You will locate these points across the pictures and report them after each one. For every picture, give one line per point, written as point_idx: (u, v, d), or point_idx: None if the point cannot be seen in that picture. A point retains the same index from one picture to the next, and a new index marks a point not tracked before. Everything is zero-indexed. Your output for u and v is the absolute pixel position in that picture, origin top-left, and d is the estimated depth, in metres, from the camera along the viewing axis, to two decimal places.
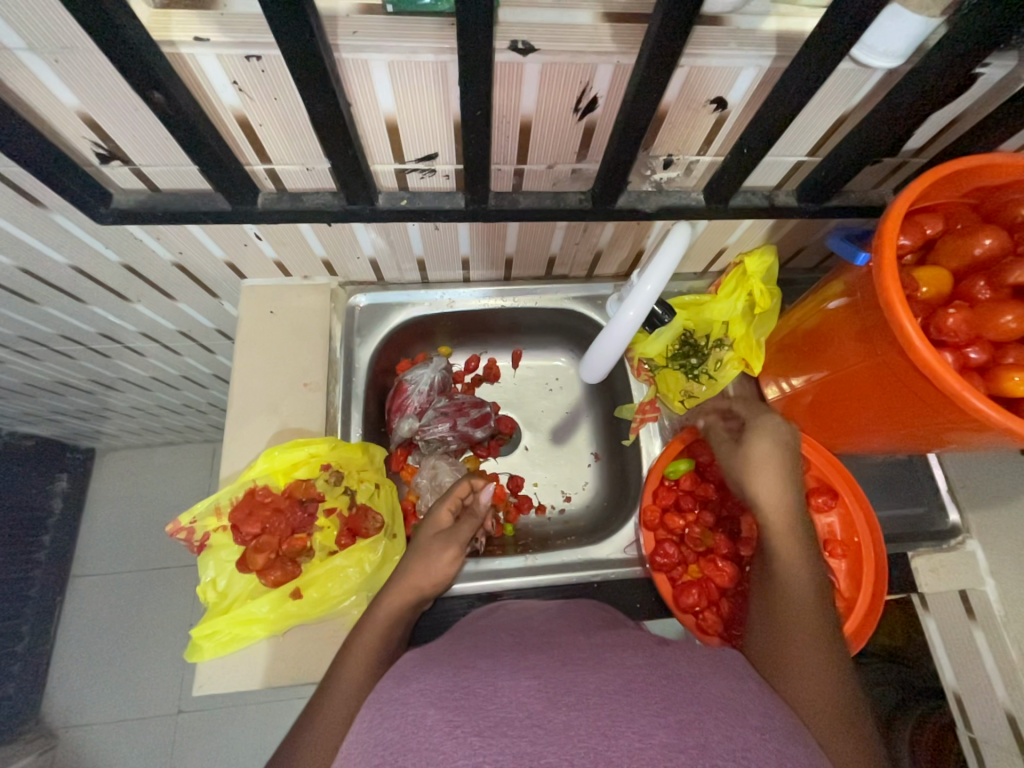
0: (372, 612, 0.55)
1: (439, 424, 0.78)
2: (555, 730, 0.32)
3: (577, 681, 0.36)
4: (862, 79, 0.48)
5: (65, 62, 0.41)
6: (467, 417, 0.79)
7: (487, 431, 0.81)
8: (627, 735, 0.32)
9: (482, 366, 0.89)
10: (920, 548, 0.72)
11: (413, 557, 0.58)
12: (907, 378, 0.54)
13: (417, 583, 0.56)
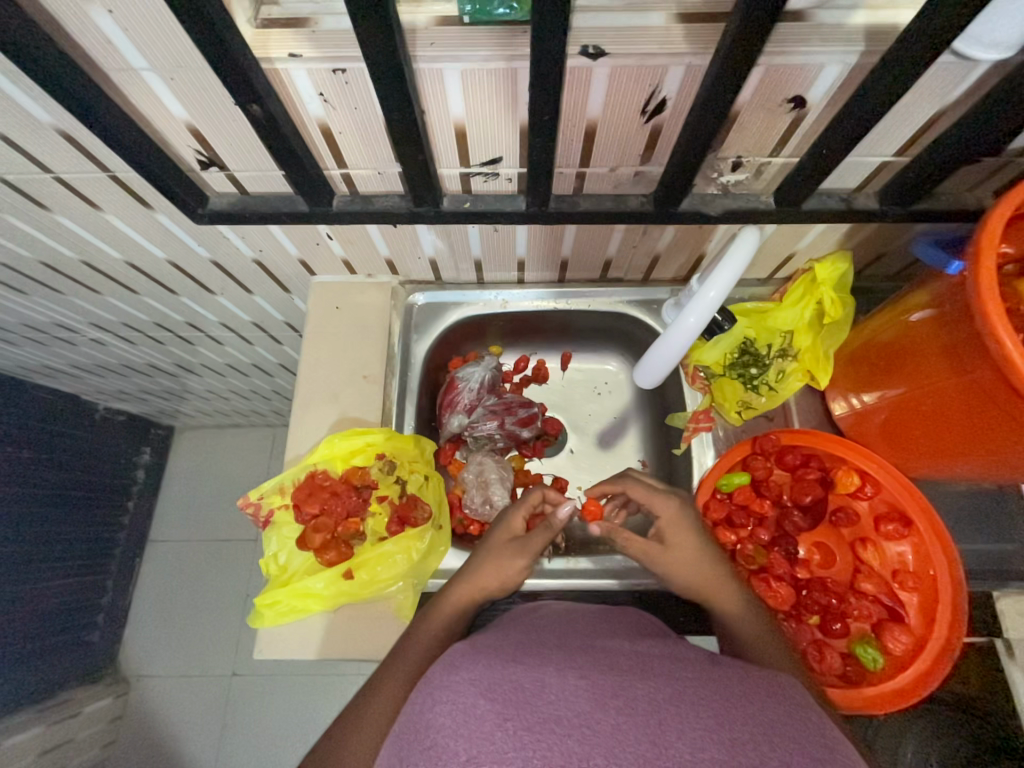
0: (439, 605, 0.57)
1: (487, 421, 0.80)
2: (604, 732, 0.33)
3: (625, 687, 0.36)
4: (963, 73, 0.45)
5: (179, 79, 0.46)
6: (515, 417, 0.80)
7: (534, 431, 0.82)
8: (679, 747, 0.32)
9: (531, 367, 0.90)
10: (1008, 589, 0.66)
11: (485, 562, 0.58)
12: (1003, 400, 0.49)
13: (487, 585, 0.57)
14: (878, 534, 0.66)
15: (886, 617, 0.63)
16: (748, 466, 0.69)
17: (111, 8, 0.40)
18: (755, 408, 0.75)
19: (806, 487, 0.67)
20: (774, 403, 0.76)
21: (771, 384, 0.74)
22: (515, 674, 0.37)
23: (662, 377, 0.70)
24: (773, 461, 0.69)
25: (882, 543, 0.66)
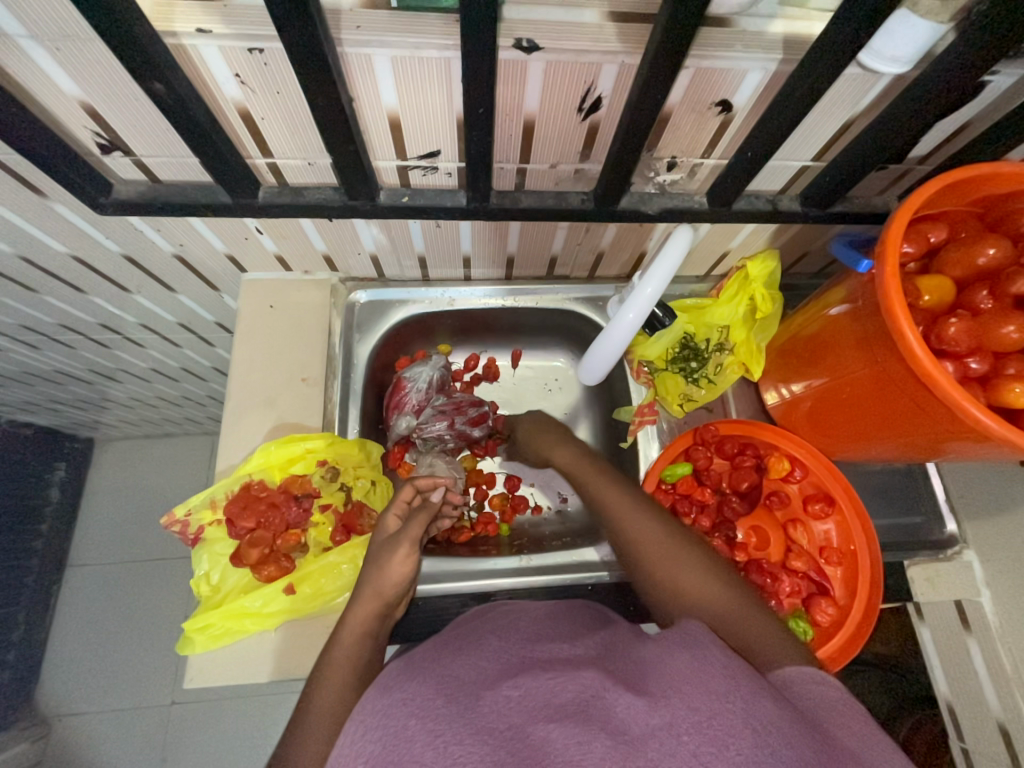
0: (342, 625, 0.54)
1: (436, 422, 0.78)
2: (533, 744, 0.32)
3: (560, 685, 0.36)
4: (869, 84, 0.48)
5: (66, 51, 0.41)
6: (465, 416, 0.79)
7: (485, 429, 0.81)
8: (601, 735, 0.32)
9: (481, 365, 0.89)
10: (917, 557, 0.72)
11: (368, 568, 0.57)
12: (906, 386, 0.54)
13: (380, 589, 0.55)
14: (806, 514, 0.71)
15: (815, 591, 0.68)
16: (690, 456, 0.72)
17: None
18: (696, 400, 0.78)
19: (743, 474, 0.71)
20: (713, 395, 0.79)
21: (710, 377, 0.78)
22: (456, 690, 0.37)
23: (605, 372, 0.72)
24: (713, 451, 0.73)
25: (809, 523, 0.71)
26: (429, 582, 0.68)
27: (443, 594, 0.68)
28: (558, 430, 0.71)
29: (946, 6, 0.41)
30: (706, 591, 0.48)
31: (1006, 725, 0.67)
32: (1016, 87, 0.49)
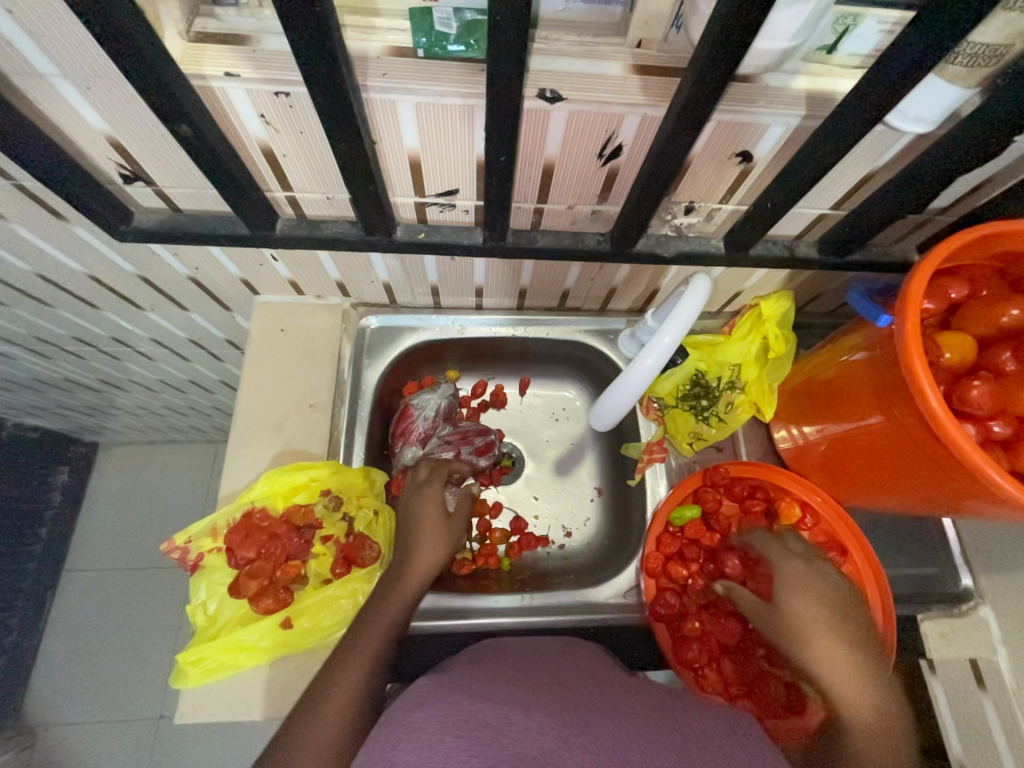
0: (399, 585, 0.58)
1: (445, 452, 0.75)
2: None
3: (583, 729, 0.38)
4: (892, 141, 0.48)
5: (95, 90, 0.41)
6: (471, 446, 0.78)
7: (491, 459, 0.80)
8: None
9: (489, 392, 0.88)
10: (930, 611, 0.71)
11: (423, 538, 0.63)
12: (926, 442, 0.53)
13: (431, 562, 0.62)
14: None
15: None
16: (699, 499, 0.72)
17: (9, 8, 0.35)
18: (705, 439, 0.77)
19: (753, 519, 0.70)
20: (724, 433, 0.78)
21: (722, 415, 0.76)
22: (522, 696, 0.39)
23: (618, 419, 0.70)
24: (721, 493, 0.72)
25: None
26: (429, 619, 0.67)
27: (444, 632, 0.67)
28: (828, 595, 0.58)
29: (973, 73, 0.41)
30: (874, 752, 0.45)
31: None
32: None
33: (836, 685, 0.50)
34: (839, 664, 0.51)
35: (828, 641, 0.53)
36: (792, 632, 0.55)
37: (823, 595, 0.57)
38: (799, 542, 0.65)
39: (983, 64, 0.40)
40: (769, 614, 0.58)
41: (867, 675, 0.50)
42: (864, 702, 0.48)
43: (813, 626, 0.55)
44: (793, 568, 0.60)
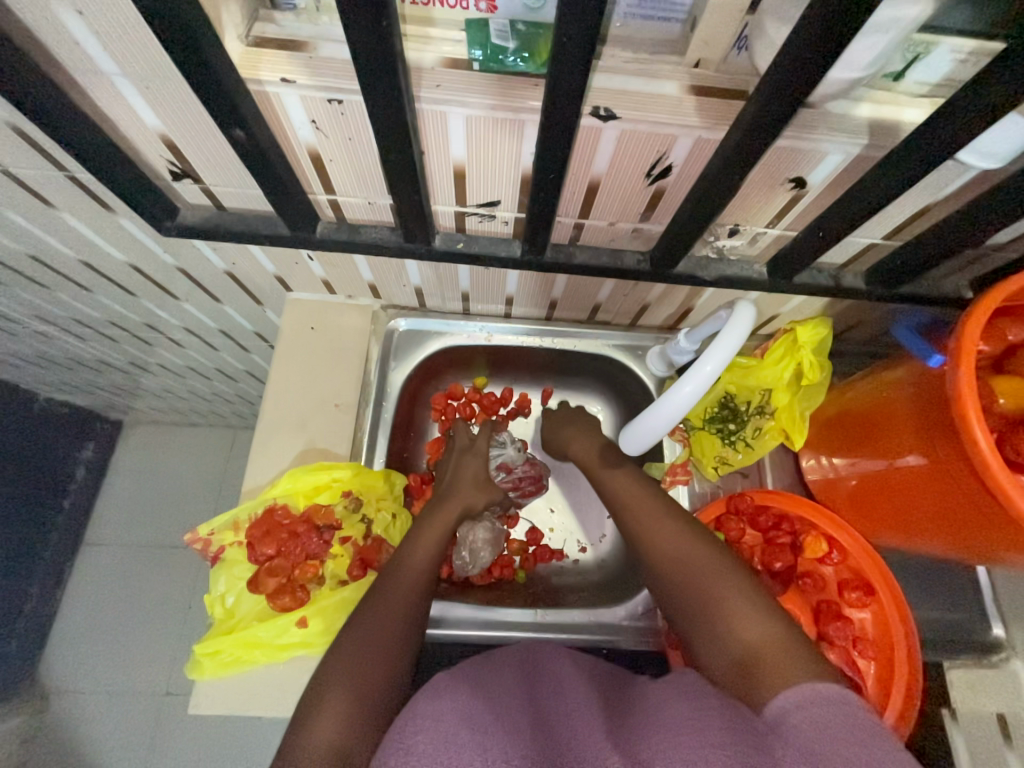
0: (420, 537, 0.63)
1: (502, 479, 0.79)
2: None
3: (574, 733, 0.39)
4: (954, 175, 0.46)
5: (153, 89, 0.41)
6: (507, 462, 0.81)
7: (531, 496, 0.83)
8: None
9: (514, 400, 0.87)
10: (958, 660, 0.68)
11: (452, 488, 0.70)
12: (971, 489, 0.51)
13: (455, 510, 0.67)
14: (843, 601, 0.67)
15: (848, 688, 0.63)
16: (721, 527, 0.70)
17: (80, 9, 0.35)
18: (731, 464, 0.75)
19: (777, 552, 0.68)
20: (751, 460, 0.76)
21: (748, 441, 0.74)
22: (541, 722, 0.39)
23: (652, 443, 0.65)
24: (746, 523, 0.70)
25: (846, 609, 0.67)
26: (441, 628, 0.66)
27: (456, 642, 0.66)
28: (695, 529, 0.57)
29: None
30: (755, 659, 0.44)
31: None
32: None
33: (727, 621, 0.48)
34: (723, 601, 0.50)
35: (713, 586, 0.51)
36: (675, 567, 0.55)
37: (690, 526, 0.58)
38: (633, 478, 0.66)
39: None
40: (651, 548, 0.58)
41: (745, 599, 0.49)
42: (749, 627, 0.47)
43: (681, 559, 0.55)
44: (659, 514, 0.60)
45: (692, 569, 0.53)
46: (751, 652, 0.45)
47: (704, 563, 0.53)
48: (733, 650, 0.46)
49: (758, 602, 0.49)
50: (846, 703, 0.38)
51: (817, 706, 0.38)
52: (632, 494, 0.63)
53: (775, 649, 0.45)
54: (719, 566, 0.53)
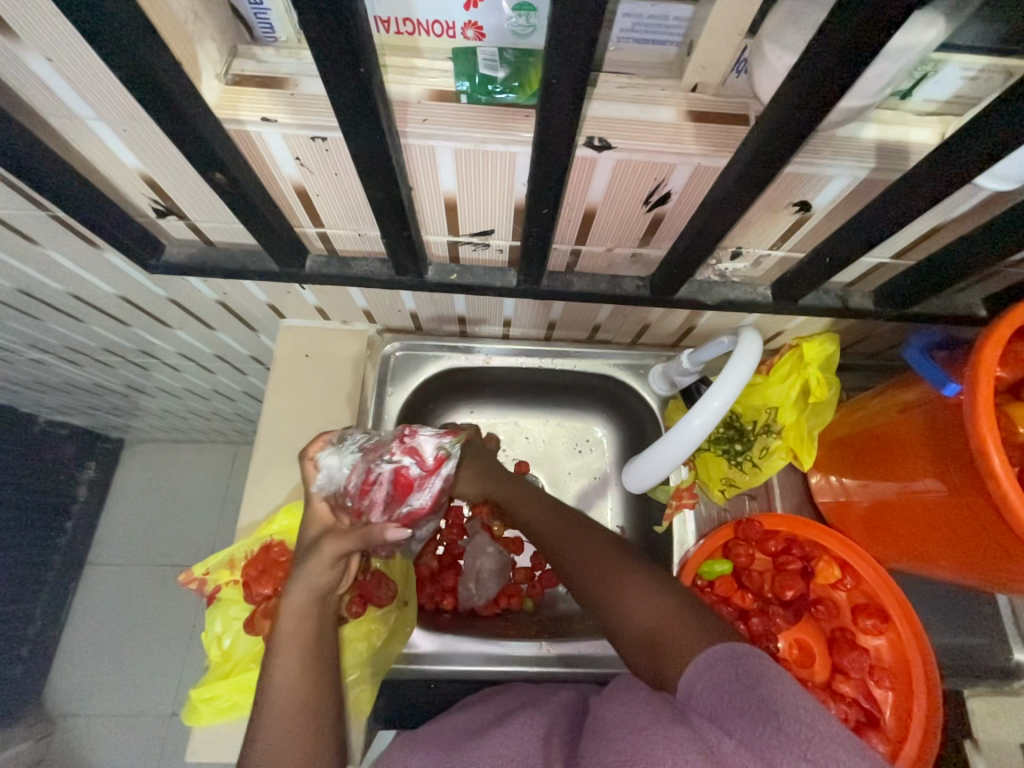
0: (286, 609, 0.51)
1: (373, 517, 0.60)
2: None
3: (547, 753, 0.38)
4: (967, 197, 0.44)
5: (131, 132, 0.40)
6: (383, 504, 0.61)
7: (430, 500, 0.63)
8: None
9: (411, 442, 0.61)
10: (978, 688, 0.66)
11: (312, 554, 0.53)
12: (991, 521, 0.48)
13: (319, 578, 0.52)
14: (857, 628, 0.65)
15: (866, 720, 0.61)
16: (730, 552, 0.68)
17: (49, 56, 0.34)
18: (738, 485, 0.73)
19: (788, 577, 0.66)
20: (758, 480, 0.74)
21: (756, 461, 0.72)
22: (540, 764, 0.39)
23: (657, 482, 0.61)
24: (754, 548, 0.68)
25: (860, 637, 0.65)
26: (444, 664, 0.65)
27: (459, 679, 0.65)
28: (594, 531, 0.57)
29: None
30: (667, 641, 0.44)
31: None
32: None
33: (633, 618, 0.47)
34: (626, 597, 0.49)
35: (607, 573, 0.51)
36: (575, 571, 0.54)
37: (592, 527, 0.57)
38: (521, 484, 0.66)
39: None
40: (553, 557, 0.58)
41: (645, 590, 0.49)
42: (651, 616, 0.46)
43: (582, 560, 0.54)
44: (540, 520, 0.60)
45: (596, 573, 0.52)
46: (668, 635, 0.44)
47: (600, 552, 0.54)
48: (648, 641, 0.45)
49: (661, 590, 0.49)
50: (750, 667, 0.37)
51: (718, 663, 0.39)
52: (517, 499, 0.64)
53: (669, 614, 0.46)
54: (612, 549, 0.54)
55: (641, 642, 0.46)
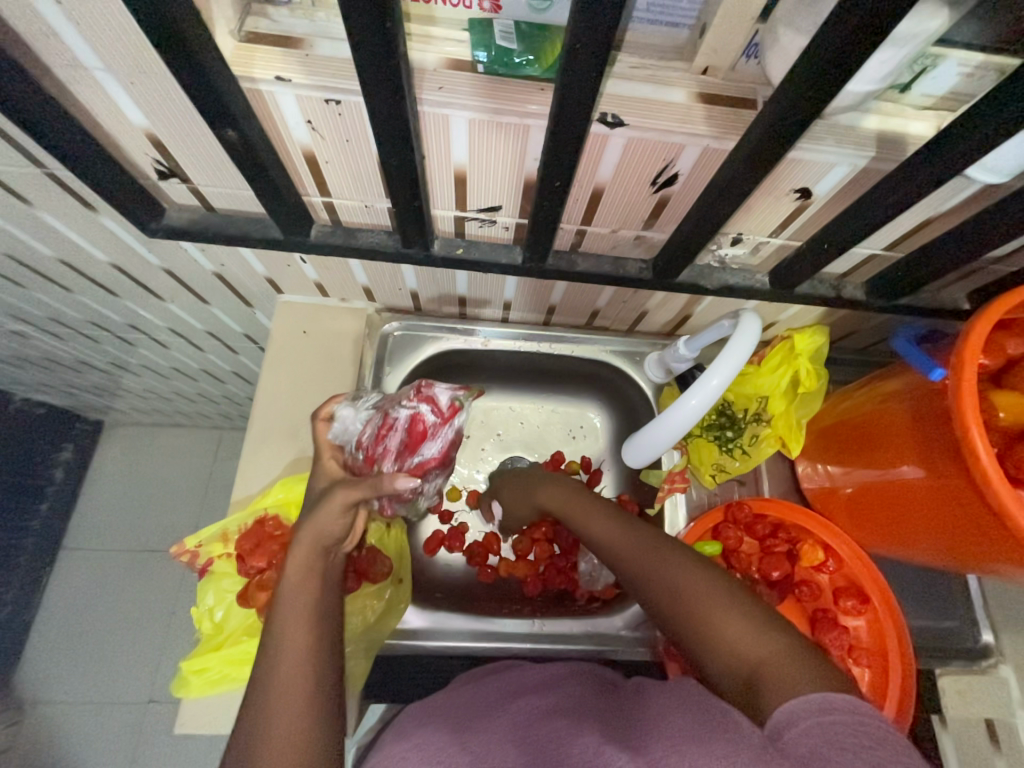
0: (295, 569, 0.46)
1: (384, 465, 0.59)
2: None
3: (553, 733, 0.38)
4: (959, 189, 0.46)
5: (139, 85, 0.39)
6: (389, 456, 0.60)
7: (441, 451, 0.61)
8: None
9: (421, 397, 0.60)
10: (949, 666, 0.69)
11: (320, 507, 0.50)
12: (971, 502, 0.51)
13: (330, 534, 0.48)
14: (837, 609, 0.68)
15: None
16: (719, 535, 0.70)
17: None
18: (728, 471, 0.74)
19: (774, 560, 0.68)
20: (747, 467, 0.76)
21: (745, 448, 0.74)
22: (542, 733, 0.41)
23: (654, 458, 0.63)
24: (743, 531, 0.70)
25: (840, 617, 0.68)
26: (437, 640, 0.65)
27: (452, 654, 0.65)
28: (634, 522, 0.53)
29: None
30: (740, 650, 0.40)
31: None
32: None
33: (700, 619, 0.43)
34: (692, 593, 0.45)
35: (699, 594, 0.44)
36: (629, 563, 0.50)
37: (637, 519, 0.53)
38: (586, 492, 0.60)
39: None
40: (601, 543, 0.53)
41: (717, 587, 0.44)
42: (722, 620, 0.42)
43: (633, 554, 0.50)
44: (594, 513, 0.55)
45: (653, 563, 0.48)
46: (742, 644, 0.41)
47: (688, 570, 0.46)
48: (719, 648, 0.41)
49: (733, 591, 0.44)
50: (830, 712, 0.34)
51: (838, 715, 0.34)
52: (598, 510, 0.56)
53: (776, 655, 0.39)
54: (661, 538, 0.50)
55: (708, 646, 0.42)
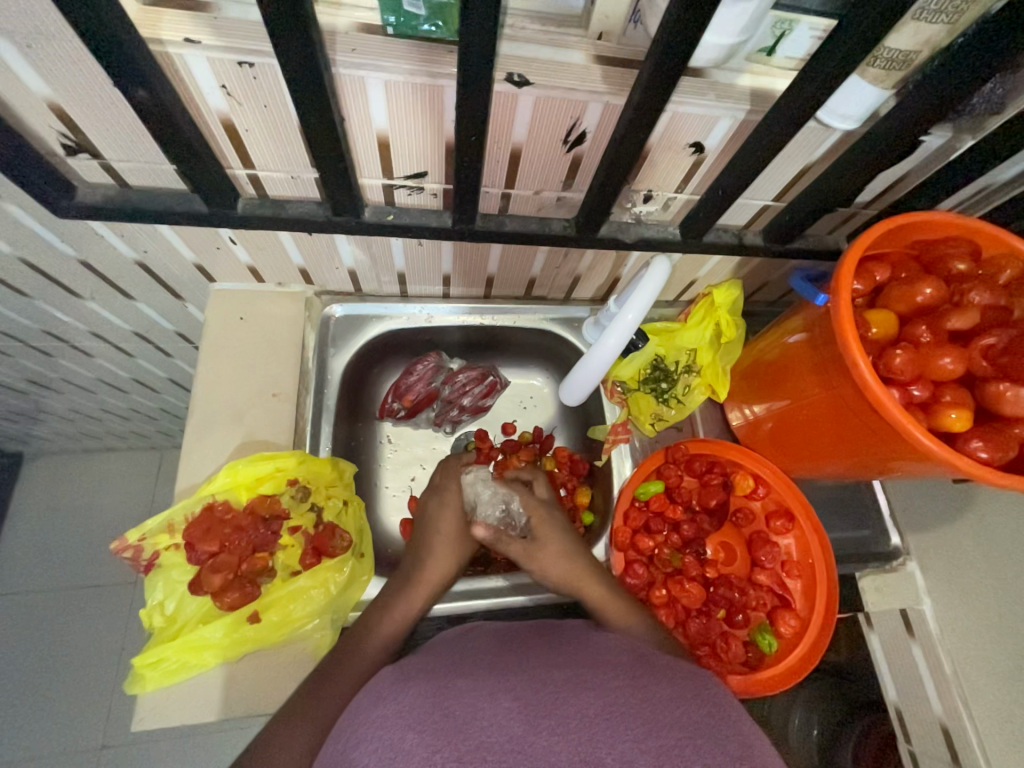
0: (399, 595, 0.62)
1: (457, 371, 0.84)
2: (535, 754, 0.35)
3: (557, 703, 0.38)
4: (823, 137, 0.53)
5: (38, 50, 0.39)
6: (463, 380, 0.83)
7: (477, 405, 0.84)
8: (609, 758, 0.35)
9: (491, 376, 0.85)
10: (867, 568, 0.78)
11: (436, 556, 0.65)
12: (859, 410, 0.58)
13: (437, 578, 0.64)
14: (770, 530, 0.75)
15: (778, 604, 0.71)
16: (661, 475, 0.75)
17: None
18: (666, 419, 0.81)
19: (711, 491, 0.74)
20: (683, 415, 0.82)
21: (680, 397, 0.80)
22: (531, 688, 0.40)
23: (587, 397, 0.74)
24: (683, 469, 0.76)
25: (772, 537, 0.75)
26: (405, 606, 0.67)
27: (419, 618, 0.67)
28: (564, 533, 0.67)
29: (891, 74, 0.46)
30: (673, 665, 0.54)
31: (947, 726, 0.70)
32: (943, 149, 0.55)
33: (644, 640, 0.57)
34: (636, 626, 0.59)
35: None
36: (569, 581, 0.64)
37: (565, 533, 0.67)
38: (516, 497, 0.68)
39: (898, 68, 0.46)
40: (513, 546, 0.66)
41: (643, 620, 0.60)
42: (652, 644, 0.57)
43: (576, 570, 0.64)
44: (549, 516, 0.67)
45: (590, 581, 0.63)
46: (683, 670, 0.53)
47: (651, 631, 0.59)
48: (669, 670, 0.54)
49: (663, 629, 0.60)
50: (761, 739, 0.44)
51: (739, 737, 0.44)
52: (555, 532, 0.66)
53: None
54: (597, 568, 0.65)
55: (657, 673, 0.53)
